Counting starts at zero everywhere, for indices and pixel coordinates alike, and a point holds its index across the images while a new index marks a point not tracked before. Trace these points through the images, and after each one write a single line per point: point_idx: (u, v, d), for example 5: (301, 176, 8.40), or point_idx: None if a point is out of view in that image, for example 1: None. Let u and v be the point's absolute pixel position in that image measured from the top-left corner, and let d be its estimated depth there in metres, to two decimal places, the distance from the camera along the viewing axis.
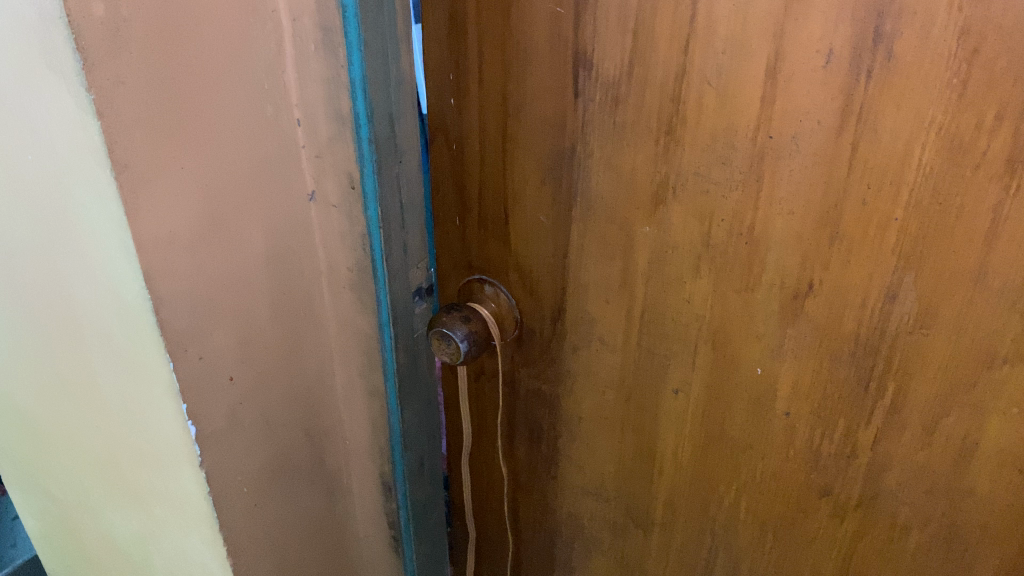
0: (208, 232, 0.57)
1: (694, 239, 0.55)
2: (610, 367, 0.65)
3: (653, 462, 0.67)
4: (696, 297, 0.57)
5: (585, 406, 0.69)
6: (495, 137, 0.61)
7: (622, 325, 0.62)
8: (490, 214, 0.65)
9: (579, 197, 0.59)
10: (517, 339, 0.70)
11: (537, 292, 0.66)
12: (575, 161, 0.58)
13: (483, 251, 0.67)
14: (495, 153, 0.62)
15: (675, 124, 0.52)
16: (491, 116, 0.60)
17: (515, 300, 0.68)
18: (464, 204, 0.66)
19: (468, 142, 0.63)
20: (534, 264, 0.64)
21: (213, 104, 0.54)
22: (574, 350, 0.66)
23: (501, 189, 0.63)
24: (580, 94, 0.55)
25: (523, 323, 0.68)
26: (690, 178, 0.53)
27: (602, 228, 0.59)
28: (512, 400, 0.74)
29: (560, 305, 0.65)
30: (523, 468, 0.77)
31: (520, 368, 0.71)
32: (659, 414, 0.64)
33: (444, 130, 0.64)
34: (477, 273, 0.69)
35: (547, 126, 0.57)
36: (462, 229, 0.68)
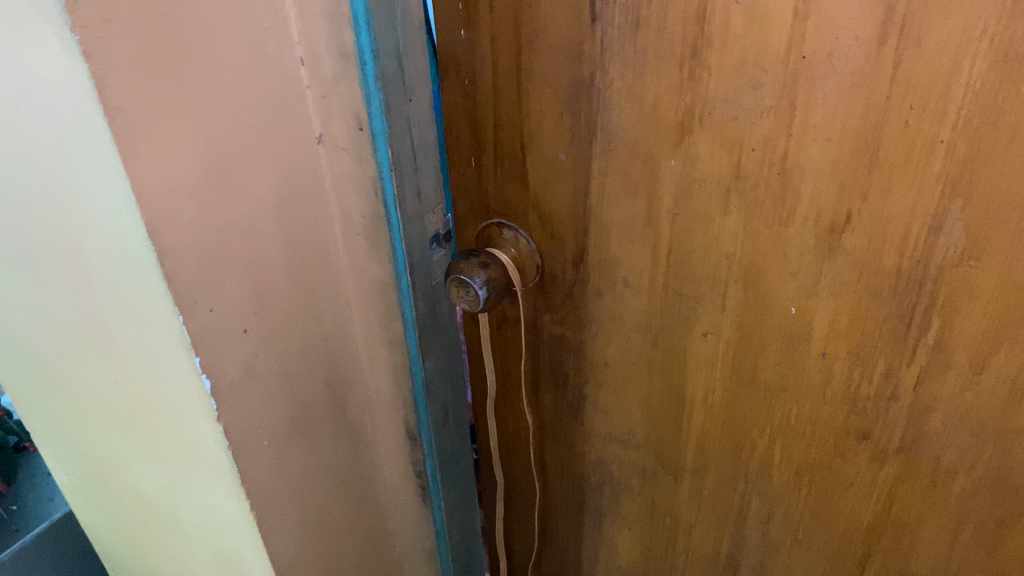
0: (211, 179, 0.54)
1: (723, 171, 0.52)
2: (635, 311, 0.62)
3: (682, 407, 0.64)
4: (725, 234, 0.54)
5: (611, 351, 0.66)
6: (508, 70, 0.57)
7: (647, 266, 0.59)
8: (506, 154, 0.62)
9: (599, 130, 0.55)
10: (539, 285, 0.67)
11: (557, 235, 0.63)
12: (594, 92, 0.54)
13: (501, 193, 0.65)
14: (510, 87, 0.58)
15: (701, 46, 0.48)
16: (503, 47, 0.56)
17: (535, 245, 0.65)
18: (480, 143, 0.63)
19: (481, 77, 0.59)
20: (554, 205, 0.61)
21: (211, 44, 0.51)
22: (598, 293, 0.64)
23: (517, 126, 0.60)
24: (598, 19, 0.51)
25: (544, 269, 0.66)
26: (718, 105, 0.50)
27: (624, 165, 0.56)
28: (535, 348, 0.71)
29: (582, 248, 0.62)
30: (549, 416, 0.75)
31: (543, 314, 0.68)
32: (688, 358, 0.61)
33: (456, 65, 0.60)
34: (495, 216, 0.66)
35: (562, 55, 0.54)
36: (478, 170, 0.65)
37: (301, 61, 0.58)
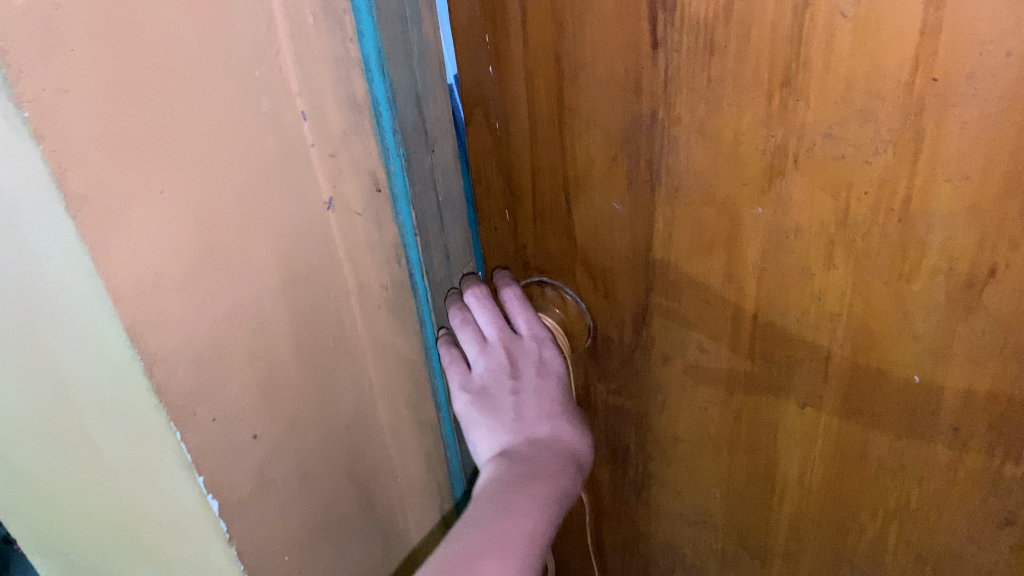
0: (202, 267, 0.45)
1: (826, 220, 0.43)
2: (712, 380, 0.53)
3: (772, 486, 0.55)
4: (828, 292, 0.45)
5: (683, 424, 0.57)
6: (547, 108, 0.48)
7: (727, 329, 0.50)
8: (547, 206, 0.53)
9: (663, 175, 0.46)
10: (591, 348, 0.59)
11: (612, 293, 0.54)
12: (656, 131, 0.45)
13: (542, 249, 0.56)
14: (551, 129, 0.49)
15: (796, 72, 0.39)
16: (541, 82, 0.47)
17: (585, 304, 0.56)
18: (514, 195, 0.54)
19: (515, 120, 0.51)
20: (607, 261, 0.53)
21: (194, 106, 0.42)
22: (664, 359, 0.55)
23: (561, 173, 0.51)
24: (660, 44, 0.42)
25: (598, 331, 0.57)
26: (819, 142, 0.40)
27: (695, 215, 0.47)
28: (591, 416, 0.63)
29: (644, 308, 0.53)
30: (608, 493, 0.67)
31: (599, 380, 0.60)
32: (781, 431, 0.52)
33: (484, 105, 0.51)
34: (536, 273, 0.58)
35: (615, 88, 0.45)
36: (514, 222, 0.56)
37: (302, 114, 0.49)
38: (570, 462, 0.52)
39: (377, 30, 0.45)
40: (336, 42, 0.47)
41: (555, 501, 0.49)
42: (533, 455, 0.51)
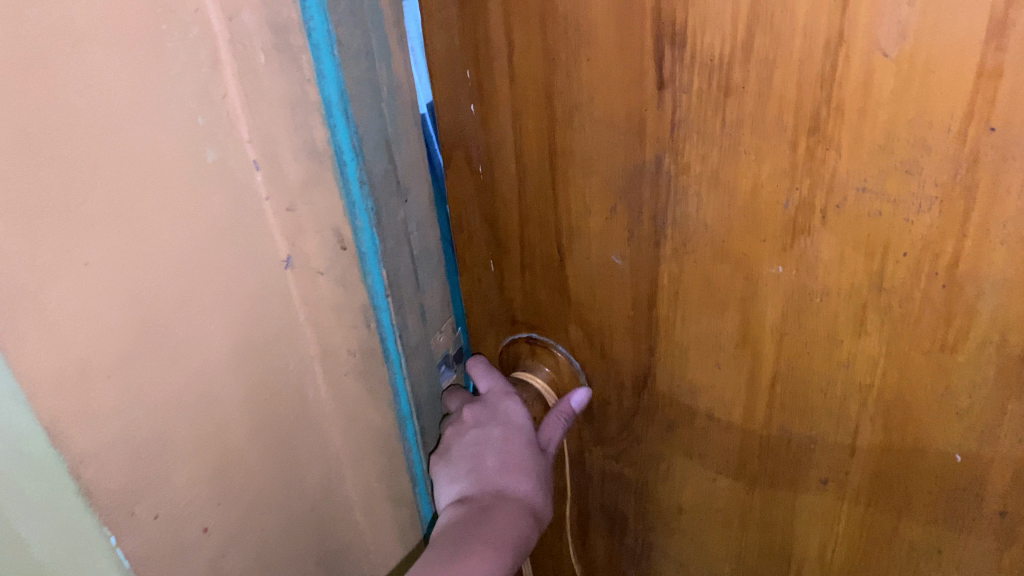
0: (137, 348, 0.38)
1: (858, 282, 0.37)
2: (722, 449, 0.48)
3: (789, 563, 0.50)
4: (857, 361, 0.39)
5: (687, 495, 0.52)
6: (537, 151, 0.43)
7: (741, 397, 0.45)
8: (539, 257, 0.48)
9: (668, 227, 0.41)
10: (588, 412, 0.53)
11: (610, 354, 0.49)
12: (662, 181, 0.40)
13: (532, 301, 0.51)
14: (541, 173, 0.44)
15: (826, 116, 0.33)
16: (529, 122, 0.43)
17: (580, 364, 0.51)
18: (501, 244, 0.50)
19: (500, 164, 0.46)
20: (605, 320, 0.47)
21: (120, 164, 0.35)
22: (668, 426, 0.49)
23: (554, 222, 0.46)
24: (667, 82, 0.36)
25: (595, 393, 0.52)
26: (852, 196, 0.35)
27: (705, 273, 0.41)
28: (587, 481, 0.58)
29: (646, 372, 0.48)
30: (603, 559, 0.62)
31: (596, 446, 0.55)
32: (799, 506, 0.47)
33: (466, 147, 0.47)
34: (526, 330, 0.53)
35: (614, 131, 0.40)
36: (502, 274, 0.52)
37: (255, 165, 0.43)
38: (530, 515, 0.47)
39: (343, 79, 0.41)
40: (293, 84, 0.42)
41: (499, 551, 0.45)
42: (486, 502, 0.47)
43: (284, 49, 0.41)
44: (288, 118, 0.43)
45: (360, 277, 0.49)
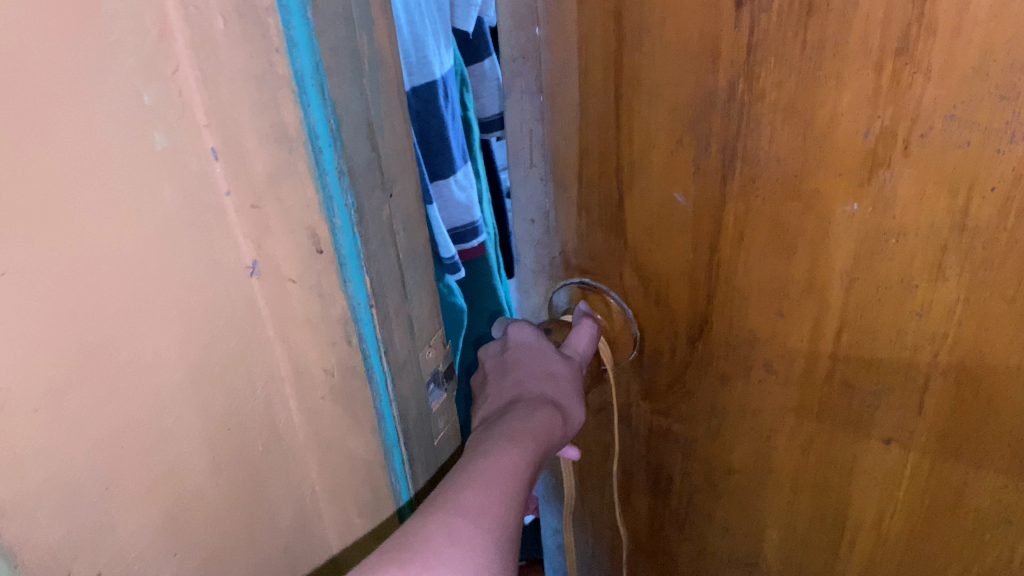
0: (70, 373, 0.31)
1: (938, 219, 0.34)
2: (777, 407, 0.43)
3: (841, 531, 0.46)
4: (932, 308, 0.36)
5: (738, 457, 0.47)
6: (602, 78, 0.40)
7: (803, 349, 0.41)
8: (597, 190, 0.44)
9: (737, 162, 0.37)
10: (639, 363, 0.48)
11: (666, 301, 0.44)
12: (736, 115, 0.36)
13: (588, 245, 0.46)
14: (603, 109, 0.41)
15: (914, 38, 0.31)
16: (597, 50, 0.39)
17: (631, 312, 0.46)
18: (560, 180, 0.45)
19: (560, 96, 0.42)
20: (663, 262, 0.43)
21: (45, 149, 0.28)
22: (723, 380, 0.45)
23: (616, 153, 0.41)
24: (745, 3, 0.33)
25: (645, 344, 0.47)
26: (938, 126, 0.32)
27: (772, 212, 0.37)
28: (629, 442, 0.52)
29: (702, 322, 0.43)
30: (643, 526, 0.57)
31: (643, 401, 0.49)
32: (858, 470, 0.43)
33: (525, 77, 0.43)
34: (579, 274, 0.48)
35: (685, 60, 0.36)
36: (557, 216, 0.47)
37: (212, 153, 0.36)
38: (546, 409, 0.42)
39: (319, 45, 0.33)
40: (260, 56, 0.34)
41: (515, 440, 0.39)
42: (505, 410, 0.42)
43: (245, 14, 0.33)
44: (252, 96, 0.35)
45: (341, 286, 0.40)
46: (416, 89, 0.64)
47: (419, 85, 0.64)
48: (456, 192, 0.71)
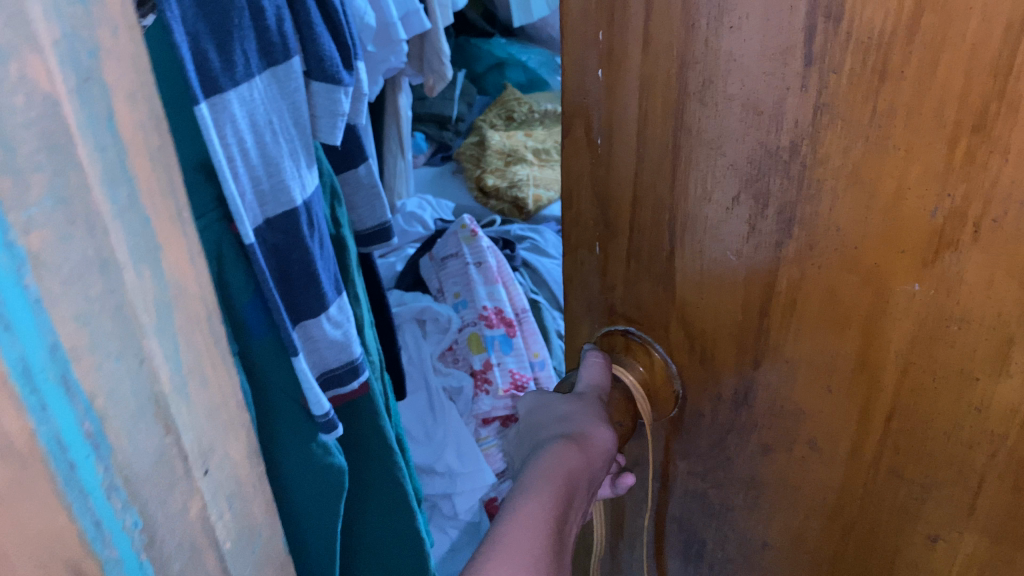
0: None
1: (1010, 309, 0.28)
2: (821, 488, 0.38)
3: None
4: (992, 407, 0.30)
5: (774, 530, 0.41)
6: (663, 125, 0.35)
7: (851, 431, 0.35)
8: (647, 234, 0.39)
9: (794, 227, 0.33)
10: (678, 420, 0.42)
11: (711, 362, 0.39)
12: (799, 177, 0.31)
13: (636, 292, 0.41)
14: (663, 155, 0.36)
15: (995, 115, 0.25)
16: (658, 95, 0.35)
17: (676, 365, 0.41)
18: (612, 224, 0.41)
19: (621, 138, 0.38)
20: (710, 319, 0.38)
21: None
22: (764, 451, 0.39)
23: (670, 201, 0.37)
24: (815, 59, 0.29)
25: (687, 401, 0.41)
26: (1017, 209, 0.26)
27: (829, 281, 0.33)
28: (664, 502, 0.46)
29: (748, 388, 0.38)
30: None
31: (681, 459, 0.43)
32: (899, 565, 0.37)
33: (587, 116, 0.39)
34: (623, 321, 0.43)
35: (748, 116, 0.32)
36: (604, 263, 0.43)
37: None
38: (558, 441, 0.32)
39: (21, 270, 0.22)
40: None
41: (533, 492, 0.29)
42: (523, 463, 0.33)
43: None
44: None
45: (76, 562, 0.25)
46: (269, 220, 0.51)
47: (273, 217, 0.51)
48: (327, 330, 0.56)
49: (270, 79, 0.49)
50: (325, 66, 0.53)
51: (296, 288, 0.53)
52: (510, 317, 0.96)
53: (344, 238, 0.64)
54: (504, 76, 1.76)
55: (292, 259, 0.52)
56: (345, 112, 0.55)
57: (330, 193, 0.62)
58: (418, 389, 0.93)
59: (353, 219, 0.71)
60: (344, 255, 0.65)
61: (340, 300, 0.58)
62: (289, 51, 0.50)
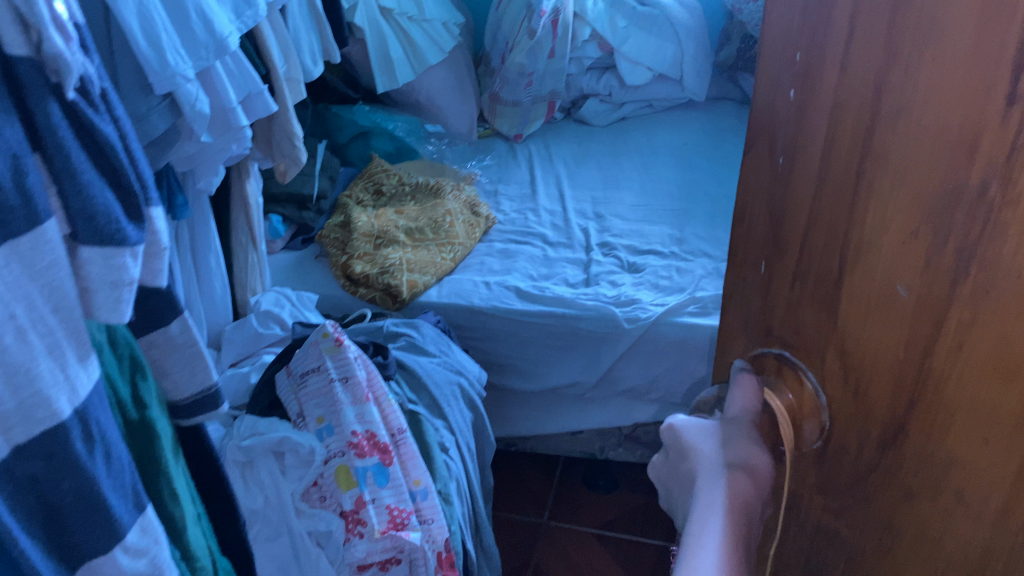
0: None
1: None
2: (959, 547, 0.30)
3: None
4: None
5: None
6: (846, 152, 0.31)
7: (998, 494, 0.28)
8: (813, 260, 0.34)
9: (971, 266, 0.27)
10: (821, 456, 0.36)
11: (865, 396, 0.33)
12: (981, 219, 0.26)
13: (791, 317, 0.36)
14: (843, 178, 0.32)
15: None
16: (847, 123, 0.31)
17: (828, 396, 0.35)
18: (778, 244, 0.37)
19: (804, 160, 0.34)
20: (874, 353, 0.32)
21: None
22: (903, 496, 0.32)
23: (845, 225, 0.32)
24: (1017, 98, 0.24)
25: (832, 436, 0.35)
26: None
27: (1001, 325, 0.27)
28: (785, 528, 0.40)
29: (899, 428, 0.32)
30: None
31: (818, 493, 0.37)
32: None
33: (773, 133, 0.35)
34: (778, 342, 0.37)
35: (941, 153, 0.27)
36: (769, 280, 0.37)
37: None
38: (727, 472, 0.35)
39: None
40: None
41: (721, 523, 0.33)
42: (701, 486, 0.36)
43: None
44: None
45: None
46: (20, 448, 0.32)
47: (26, 442, 0.33)
48: (126, 564, 0.39)
49: (12, 262, 0.32)
50: (102, 228, 0.35)
51: (74, 529, 0.36)
52: (385, 440, 0.81)
53: (150, 424, 0.45)
54: (369, 144, 1.42)
55: (63, 492, 0.35)
56: (134, 277, 0.37)
57: (128, 367, 0.44)
58: (277, 536, 0.76)
59: (163, 386, 0.47)
60: (153, 445, 0.46)
61: (145, 517, 0.40)
62: (39, 216, 0.33)
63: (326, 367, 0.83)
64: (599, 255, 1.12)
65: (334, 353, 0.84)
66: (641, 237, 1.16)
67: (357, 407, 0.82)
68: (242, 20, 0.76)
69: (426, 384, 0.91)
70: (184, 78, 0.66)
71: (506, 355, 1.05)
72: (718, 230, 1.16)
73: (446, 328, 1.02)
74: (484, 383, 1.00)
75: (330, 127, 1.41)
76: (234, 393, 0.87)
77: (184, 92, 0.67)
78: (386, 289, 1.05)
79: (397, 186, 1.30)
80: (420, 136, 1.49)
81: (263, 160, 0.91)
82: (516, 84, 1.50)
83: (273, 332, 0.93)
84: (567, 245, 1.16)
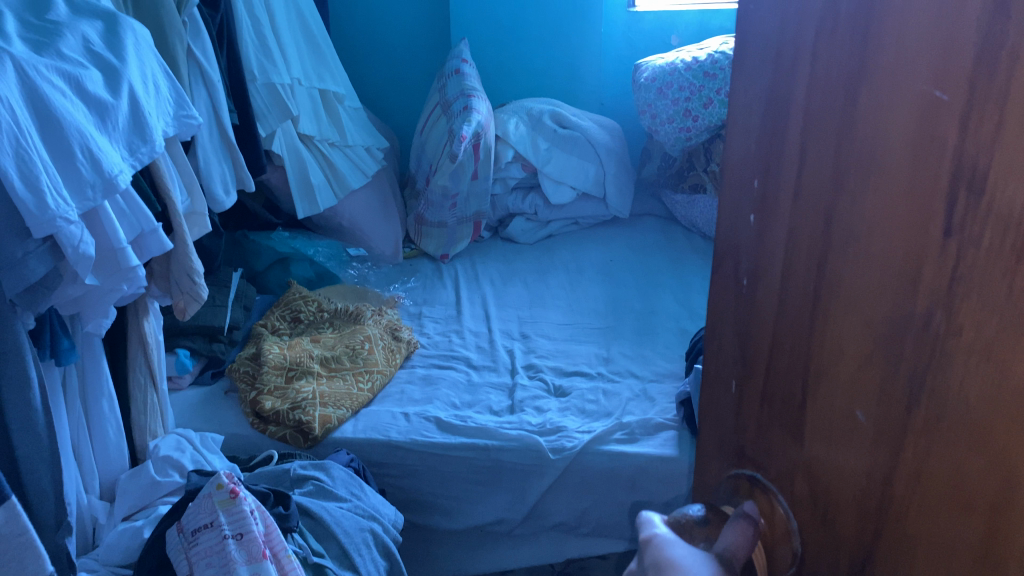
0: None
1: None
2: None
3: None
4: None
5: None
6: (801, 275, 0.30)
7: None
8: (779, 380, 0.33)
9: (923, 393, 0.25)
10: None
11: (832, 524, 0.30)
12: (930, 347, 0.25)
13: (762, 437, 0.35)
14: (801, 299, 0.31)
15: None
16: (802, 249, 0.30)
17: (797, 521, 0.32)
18: (746, 363, 0.35)
19: (766, 282, 0.33)
20: (838, 481, 0.30)
21: None
22: None
23: (806, 345, 0.31)
24: (954, 229, 0.24)
25: (803, 565, 0.32)
26: None
27: (958, 456, 0.25)
28: None
29: (866, 560, 0.29)
30: None
31: None
32: None
33: (737, 256, 0.35)
34: (750, 464, 0.36)
35: (887, 277, 0.26)
36: (739, 401, 0.36)
37: None
38: None
39: None
40: None
41: None
42: None
43: None
44: None
45: None
46: None
47: None
48: None
49: None
50: None
51: None
52: None
53: None
54: (287, 271, 1.39)
55: None
56: None
57: None
58: None
59: None
60: None
61: None
62: None
63: (219, 522, 0.74)
64: (525, 377, 1.11)
65: (228, 506, 0.75)
66: (568, 358, 1.16)
67: (252, 567, 0.73)
68: (137, 157, 0.73)
69: (334, 534, 0.85)
70: (66, 220, 0.61)
71: (427, 492, 1.00)
72: (645, 350, 1.17)
73: (360, 468, 0.97)
74: (400, 525, 0.94)
75: (247, 255, 1.38)
76: (123, 550, 0.79)
77: (66, 234, 0.62)
78: (297, 425, 1.00)
79: (315, 313, 1.26)
80: (341, 261, 1.46)
81: (163, 297, 0.87)
82: (441, 206, 1.51)
83: (171, 480, 0.86)
84: (492, 368, 1.14)
